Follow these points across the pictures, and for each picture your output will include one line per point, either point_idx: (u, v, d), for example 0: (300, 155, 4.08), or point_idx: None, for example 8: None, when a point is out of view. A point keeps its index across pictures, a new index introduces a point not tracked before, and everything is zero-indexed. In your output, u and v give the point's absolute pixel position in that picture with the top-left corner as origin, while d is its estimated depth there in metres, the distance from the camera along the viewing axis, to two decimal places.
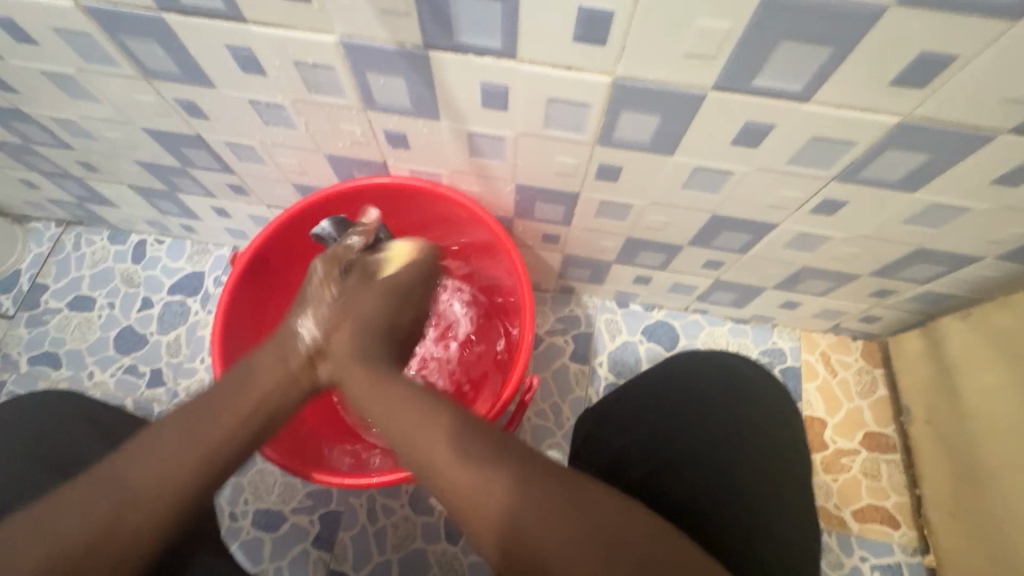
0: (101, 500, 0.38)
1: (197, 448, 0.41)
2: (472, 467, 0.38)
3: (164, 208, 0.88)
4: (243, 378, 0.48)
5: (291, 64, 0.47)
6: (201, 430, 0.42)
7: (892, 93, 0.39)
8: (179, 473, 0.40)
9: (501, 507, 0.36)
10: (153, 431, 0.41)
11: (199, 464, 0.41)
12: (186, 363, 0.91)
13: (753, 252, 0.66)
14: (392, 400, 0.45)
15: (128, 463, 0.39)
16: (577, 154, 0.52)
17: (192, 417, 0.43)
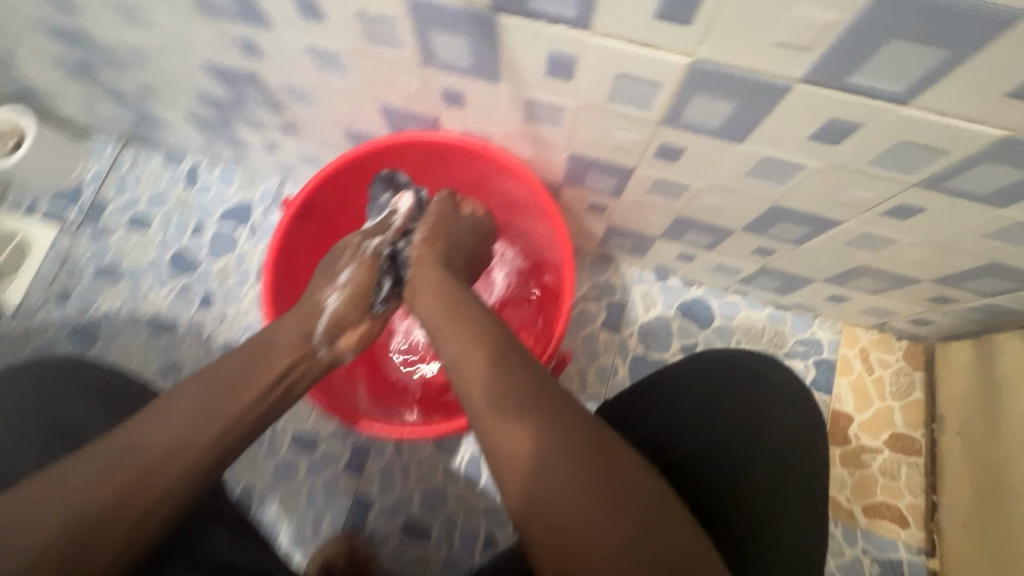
0: (118, 467, 0.40)
1: (213, 418, 0.44)
2: (512, 420, 0.40)
3: (218, 136, 0.89)
4: (258, 347, 0.51)
5: (352, 13, 0.45)
6: (217, 403, 0.45)
7: (1008, 105, 0.35)
8: (194, 443, 0.43)
9: (525, 452, 0.38)
10: (150, 412, 0.43)
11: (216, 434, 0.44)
12: (234, 290, 0.96)
13: (809, 245, 0.63)
14: (455, 332, 0.48)
15: (147, 436, 0.42)
16: (638, 132, 0.50)
17: (204, 386, 0.46)
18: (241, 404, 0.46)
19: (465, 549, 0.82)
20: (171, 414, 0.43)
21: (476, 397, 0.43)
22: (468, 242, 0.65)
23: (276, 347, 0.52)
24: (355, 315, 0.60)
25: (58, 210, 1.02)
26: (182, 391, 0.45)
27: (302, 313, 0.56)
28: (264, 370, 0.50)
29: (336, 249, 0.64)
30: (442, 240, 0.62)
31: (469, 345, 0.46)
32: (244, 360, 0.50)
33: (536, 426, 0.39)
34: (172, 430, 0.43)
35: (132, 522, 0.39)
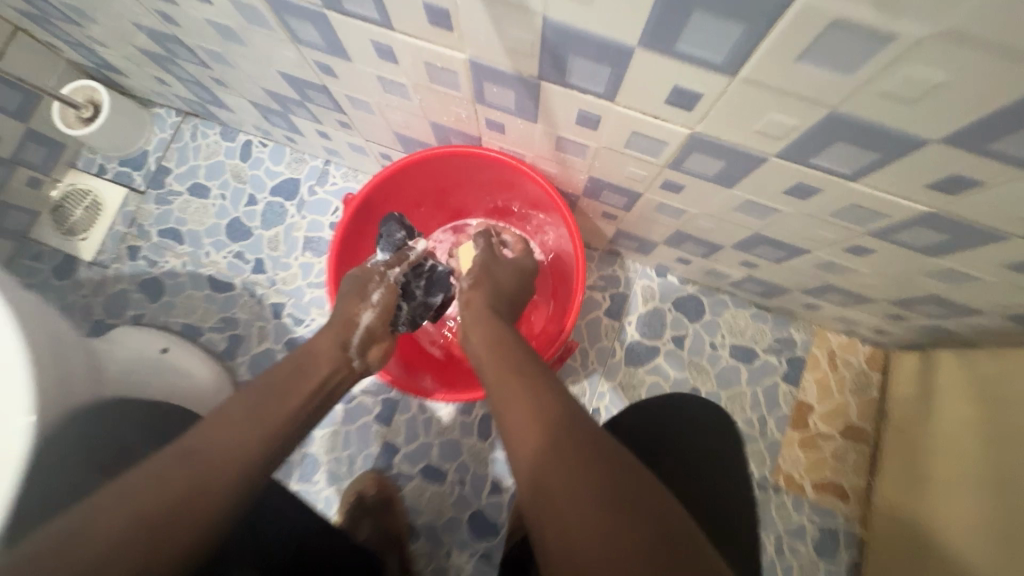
0: (180, 466, 0.44)
1: (261, 420, 0.50)
2: (527, 422, 0.47)
3: (275, 121, 1.00)
4: (302, 365, 0.58)
5: (422, 63, 0.55)
6: (264, 409, 0.51)
7: (927, 192, 0.45)
8: (246, 444, 0.48)
9: (533, 452, 0.44)
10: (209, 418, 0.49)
11: (262, 436, 0.49)
12: (283, 258, 1.08)
13: (786, 264, 0.75)
14: (495, 348, 0.58)
15: (201, 437, 0.47)
16: (648, 170, 0.60)
17: (251, 399, 0.52)
18: (287, 407, 0.53)
19: (476, 492, 0.97)
20: (225, 421, 0.49)
21: (502, 405, 0.51)
22: (512, 283, 0.74)
23: (311, 361, 0.59)
24: (383, 330, 0.70)
25: (126, 174, 1.14)
26: (232, 402, 0.51)
27: (335, 329, 0.64)
28: (307, 386, 0.57)
29: (364, 274, 0.72)
30: (489, 284, 0.71)
31: (495, 360, 0.56)
32: (289, 371, 0.57)
33: (543, 431, 0.45)
34: (221, 436, 0.47)
35: (198, 512, 0.42)
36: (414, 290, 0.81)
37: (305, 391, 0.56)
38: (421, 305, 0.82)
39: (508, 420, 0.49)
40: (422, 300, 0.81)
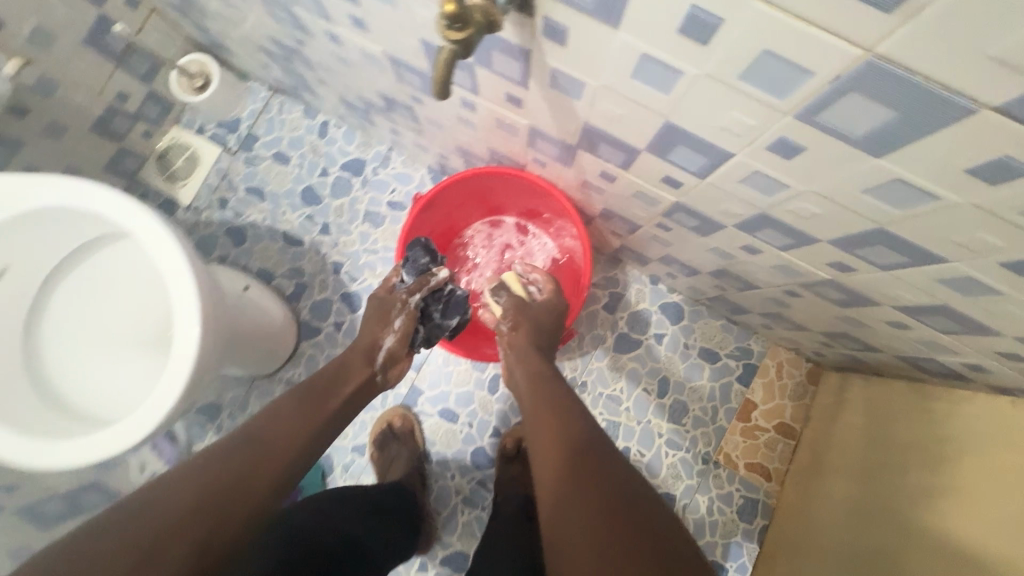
0: (241, 450, 0.64)
1: (303, 420, 0.72)
2: (549, 455, 0.68)
3: (356, 113, 1.20)
4: (336, 377, 0.82)
5: (494, 117, 0.76)
6: (306, 407, 0.74)
7: (826, 267, 0.68)
8: (286, 436, 0.69)
9: (550, 477, 0.65)
10: (262, 417, 0.70)
11: (302, 430, 0.71)
12: (346, 224, 1.31)
13: (746, 292, 0.97)
14: (536, 389, 0.81)
15: (259, 427, 0.68)
16: (647, 214, 0.82)
17: (292, 401, 0.74)
18: (326, 408, 0.76)
19: (481, 434, 1.23)
20: (275, 415, 0.71)
21: (534, 441, 0.73)
22: (547, 321, 0.94)
23: (343, 375, 0.82)
24: (401, 351, 0.91)
25: (221, 135, 1.35)
26: (283, 398, 0.74)
27: (361, 348, 0.88)
28: (330, 403, 0.77)
29: (386, 305, 0.91)
30: (524, 326, 0.92)
31: (531, 394, 0.81)
32: (328, 378, 0.81)
33: (554, 463, 0.66)
34: (271, 428, 0.69)
35: (254, 481, 0.62)
36: (433, 312, 0.95)
37: (328, 405, 0.77)
38: (437, 325, 0.96)
39: (539, 454, 0.70)
40: (438, 321, 0.95)
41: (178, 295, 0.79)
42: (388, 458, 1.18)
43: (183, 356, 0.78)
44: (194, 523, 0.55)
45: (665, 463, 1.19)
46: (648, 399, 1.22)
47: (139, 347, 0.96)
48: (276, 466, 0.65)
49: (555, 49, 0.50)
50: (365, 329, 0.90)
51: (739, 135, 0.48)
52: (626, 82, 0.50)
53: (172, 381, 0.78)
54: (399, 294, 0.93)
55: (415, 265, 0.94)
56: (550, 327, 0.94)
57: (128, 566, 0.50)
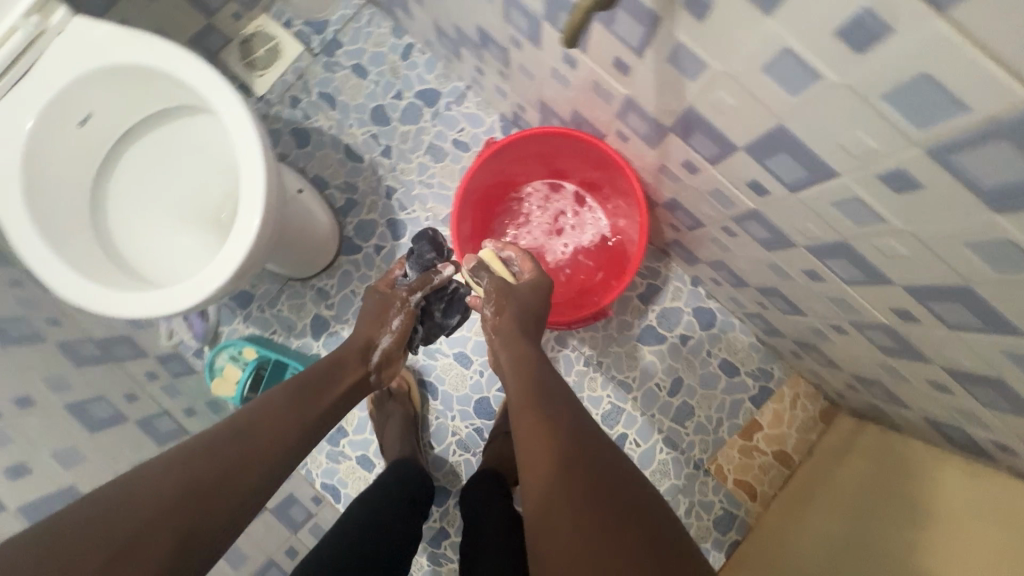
0: (230, 444, 0.66)
1: (297, 415, 0.75)
2: (536, 451, 0.68)
3: (444, 43, 1.18)
4: (329, 374, 0.84)
5: (592, 79, 0.75)
6: (300, 400, 0.77)
7: (888, 311, 0.66)
8: (277, 431, 0.72)
9: (538, 478, 0.65)
10: (254, 408, 0.73)
11: (293, 429, 0.74)
12: (407, 152, 1.31)
13: (788, 316, 0.96)
14: (525, 379, 0.80)
15: (249, 418, 0.71)
16: (717, 214, 0.81)
17: (283, 394, 0.76)
18: (320, 407, 0.79)
19: (488, 385, 1.26)
20: (265, 405, 0.73)
21: (522, 433, 0.73)
22: (534, 302, 0.93)
23: (336, 376, 0.85)
24: (394, 351, 0.96)
25: (306, 33, 1.34)
26: (273, 391, 0.77)
27: (355, 349, 0.90)
28: (323, 399, 0.80)
29: (386, 301, 0.96)
30: (510, 307, 0.90)
31: (517, 385, 0.80)
32: (323, 371, 0.84)
33: (544, 462, 0.66)
34: (263, 421, 0.71)
35: (236, 477, 0.65)
36: (434, 309, 1.09)
37: (321, 402, 0.79)
38: (436, 323, 1.11)
39: (525, 452, 0.70)
40: (438, 319, 1.10)
41: (249, 181, 0.81)
42: (384, 415, 1.20)
43: (241, 240, 0.80)
44: (174, 526, 0.58)
45: (657, 458, 1.22)
46: (657, 394, 1.23)
47: (197, 221, 1.01)
48: (265, 464, 0.68)
49: (692, 22, 0.48)
50: (363, 324, 0.94)
51: (853, 156, 0.47)
52: (754, 75, 0.48)
53: (229, 261, 0.80)
54: (402, 292, 0.99)
55: (421, 262, 1.08)
56: (531, 307, 0.92)
57: (102, 562, 0.53)
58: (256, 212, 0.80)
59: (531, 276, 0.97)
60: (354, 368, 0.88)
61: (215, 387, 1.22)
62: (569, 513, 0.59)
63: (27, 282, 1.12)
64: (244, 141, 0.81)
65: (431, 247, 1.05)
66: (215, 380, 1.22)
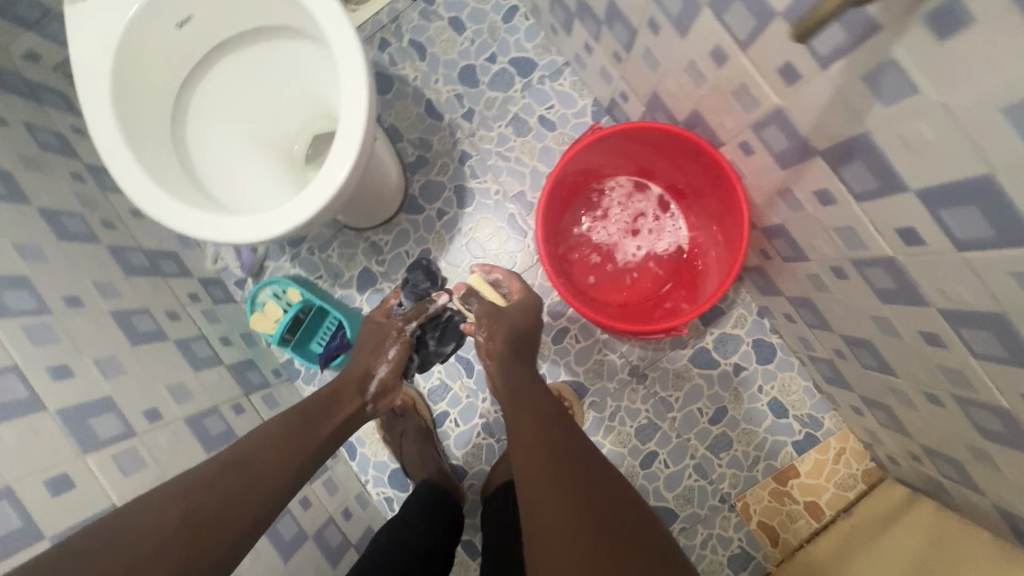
0: (229, 473, 0.68)
1: (294, 442, 0.76)
2: (528, 460, 0.74)
3: (556, 12, 1.11)
4: (327, 406, 0.85)
5: (739, 82, 0.68)
6: (297, 430, 0.78)
7: (1016, 396, 0.61)
8: (274, 460, 0.72)
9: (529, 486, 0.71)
10: (252, 440, 0.74)
11: (291, 458, 0.74)
12: (489, 120, 1.25)
13: (869, 372, 0.91)
14: (515, 396, 0.86)
15: (245, 449, 0.72)
16: (834, 252, 0.75)
17: (279, 426, 0.77)
18: (318, 439, 0.79)
19: None
20: (262, 437, 0.75)
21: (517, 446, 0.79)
22: (527, 323, 1.00)
23: (334, 406, 0.86)
24: (391, 380, 0.98)
25: None
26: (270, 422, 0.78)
27: (353, 377, 0.93)
28: (321, 430, 0.81)
29: (383, 332, 1.00)
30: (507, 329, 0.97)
31: (508, 402, 0.86)
32: (321, 403, 0.85)
33: (533, 469, 0.72)
34: (261, 453, 0.72)
35: (233, 505, 0.65)
36: (429, 339, 1.17)
37: (318, 433, 0.80)
38: (434, 351, 1.18)
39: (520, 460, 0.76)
40: (434, 348, 1.18)
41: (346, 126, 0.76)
42: (397, 434, 1.19)
43: (325, 186, 0.76)
44: (169, 559, 0.58)
45: (683, 483, 1.18)
46: (697, 419, 1.18)
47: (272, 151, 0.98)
48: (264, 493, 0.69)
49: (927, 40, 0.42)
50: (360, 354, 0.97)
51: None
52: (981, 113, 0.42)
53: (308, 204, 0.76)
54: (396, 322, 1.02)
55: (414, 290, 1.17)
56: (525, 331, 0.99)
57: None
58: (347, 160, 0.75)
59: (519, 297, 1.05)
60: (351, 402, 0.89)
61: (254, 323, 1.19)
62: (560, 518, 0.64)
63: (86, 179, 1.09)
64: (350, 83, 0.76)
65: (425, 276, 1.19)
66: (255, 315, 1.19)
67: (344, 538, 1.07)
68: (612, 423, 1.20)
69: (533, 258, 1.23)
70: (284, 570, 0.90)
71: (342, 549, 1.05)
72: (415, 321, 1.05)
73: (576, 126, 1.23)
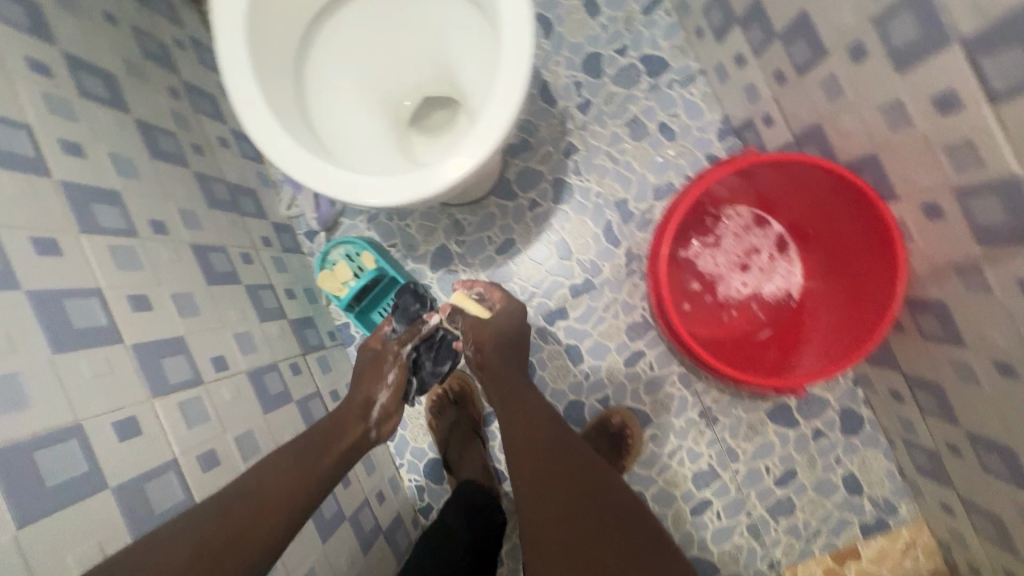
0: (238, 502, 0.60)
1: (299, 462, 0.68)
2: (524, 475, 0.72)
3: (712, 14, 1.01)
4: (332, 431, 0.77)
5: (964, 139, 0.59)
6: (303, 450, 0.71)
7: None
8: (282, 481, 0.65)
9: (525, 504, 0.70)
10: (258, 468, 0.66)
11: (305, 477, 0.67)
12: (605, 115, 1.16)
13: (991, 477, 0.82)
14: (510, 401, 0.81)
15: (249, 477, 0.64)
16: (1012, 348, 0.66)
17: (284, 451, 0.70)
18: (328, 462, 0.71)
19: (588, 391, 1.15)
20: (266, 465, 0.67)
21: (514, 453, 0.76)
22: (514, 332, 0.91)
23: (338, 430, 0.78)
24: (393, 406, 0.89)
25: None
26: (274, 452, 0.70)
27: (351, 407, 0.84)
28: (334, 451, 0.73)
29: (380, 355, 0.94)
30: (493, 341, 0.89)
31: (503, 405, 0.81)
32: (322, 430, 0.77)
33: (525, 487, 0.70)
34: (268, 476, 0.65)
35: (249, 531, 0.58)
36: (425, 361, 1.03)
37: (330, 455, 0.72)
38: (431, 372, 1.04)
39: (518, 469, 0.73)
40: (431, 369, 1.04)
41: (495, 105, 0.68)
42: (447, 423, 1.15)
43: (457, 164, 0.69)
44: None
45: (733, 540, 1.11)
46: (762, 477, 1.10)
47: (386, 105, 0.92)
48: (285, 512, 0.62)
49: None
50: (359, 382, 0.89)
51: None
52: None
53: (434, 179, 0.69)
54: (392, 346, 0.97)
55: (405, 316, 1.04)
56: (516, 341, 0.90)
57: None
58: (488, 141, 0.68)
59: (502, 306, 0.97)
60: (355, 427, 0.80)
61: (321, 280, 1.13)
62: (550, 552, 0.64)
63: (182, 97, 1.02)
64: (511, 59, 0.68)
65: (415, 299, 1.07)
66: (323, 273, 1.12)
67: (375, 523, 1.02)
68: (669, 461, 1.13)
69: (621, 271, 1.15)
70: (322, 552, 0.85)
71: (373, 535, 1.00)
72: (412, 341, 0.99)
73: (697, 141, 1.14)
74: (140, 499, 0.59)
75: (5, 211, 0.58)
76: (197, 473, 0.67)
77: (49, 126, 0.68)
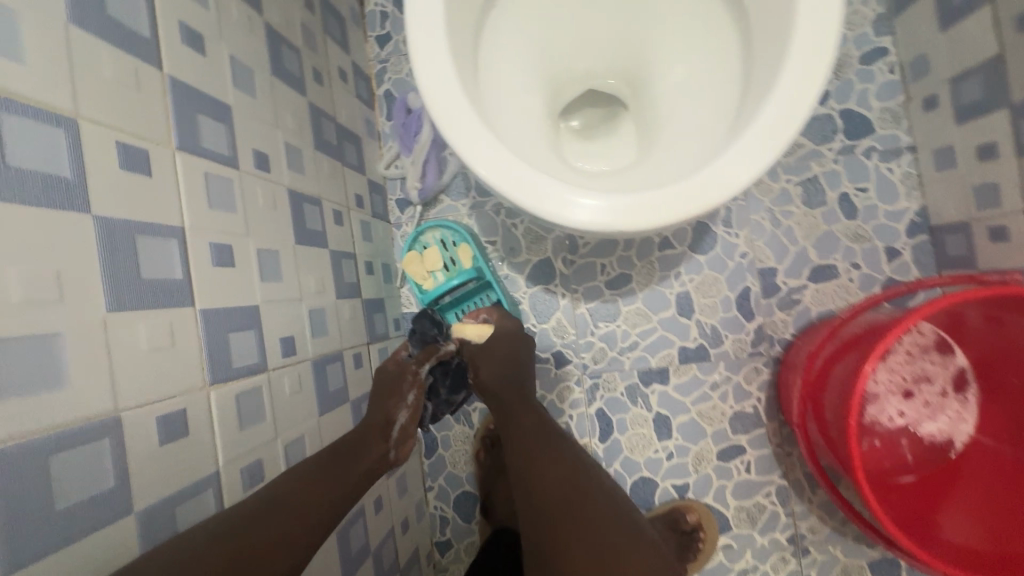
0: (251, 513, 0.47)
1: (318, 473, 0.54)
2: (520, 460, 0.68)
3: (967, 88, 0.82)
4: (356, 448, 0.61)
5: None
6: (325, 460, 0.57)
7: None
8: (302, 488, 0.51)
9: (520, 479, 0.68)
10: (279, 480, 0.52)
11: (329, 489, 0.53)
12: (780, 167, 0.97)
13: None
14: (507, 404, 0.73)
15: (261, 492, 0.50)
16: None
17: (302, 465, 0.55)
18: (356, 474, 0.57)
19: (665, 472, 0.98)
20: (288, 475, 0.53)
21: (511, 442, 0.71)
22: (507, 352, 0.78)
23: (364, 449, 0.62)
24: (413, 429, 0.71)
25: None
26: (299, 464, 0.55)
27: (374, 426, 0.66)
28: (357, 469, 0.58)
29: (397, 372, 0.74)
30: (488, 360, 0.77)
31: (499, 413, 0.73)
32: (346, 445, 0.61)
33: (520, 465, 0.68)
34: (284, 482, 0.52)
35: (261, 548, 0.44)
36: (440, 389, 0.84)
37: (358, 469, 0.58)
38: (445, 403, 0.85)
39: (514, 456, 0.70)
40: (446, 398, 0.84)
41: (734, 161, 0.54)
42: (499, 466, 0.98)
43: (635, 215, 0.55)
44: None
45: None
46: None
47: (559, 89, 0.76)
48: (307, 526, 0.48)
49: None
50: (374, 404, 0.71)
51: None
52: None
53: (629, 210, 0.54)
54: (411, 364, 0.76)
55: (421, 339, 0.83)
56: (518, 359, 0.78)
57: None
58: (709, 200, 0.54)
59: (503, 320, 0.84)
60: (372, 451, 0.62)
61: (405, 262, 0.97)
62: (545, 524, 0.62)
63: (314, 11, 0.86)
64: (776, 121, 0.54)
65: (433, 322, 0.86)
66: (411, 254, 0.97)
67: (395, 558, 0.87)
68: None
69: (745, 350, 0.97)
70: None
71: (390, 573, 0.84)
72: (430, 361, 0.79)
73: (881, 227, 0.95)
74: (166, 525, 0.44)
75: (95, 102, 0.42)
76: (236, 492, 0.52)
77: (174, 4, 0.52)
